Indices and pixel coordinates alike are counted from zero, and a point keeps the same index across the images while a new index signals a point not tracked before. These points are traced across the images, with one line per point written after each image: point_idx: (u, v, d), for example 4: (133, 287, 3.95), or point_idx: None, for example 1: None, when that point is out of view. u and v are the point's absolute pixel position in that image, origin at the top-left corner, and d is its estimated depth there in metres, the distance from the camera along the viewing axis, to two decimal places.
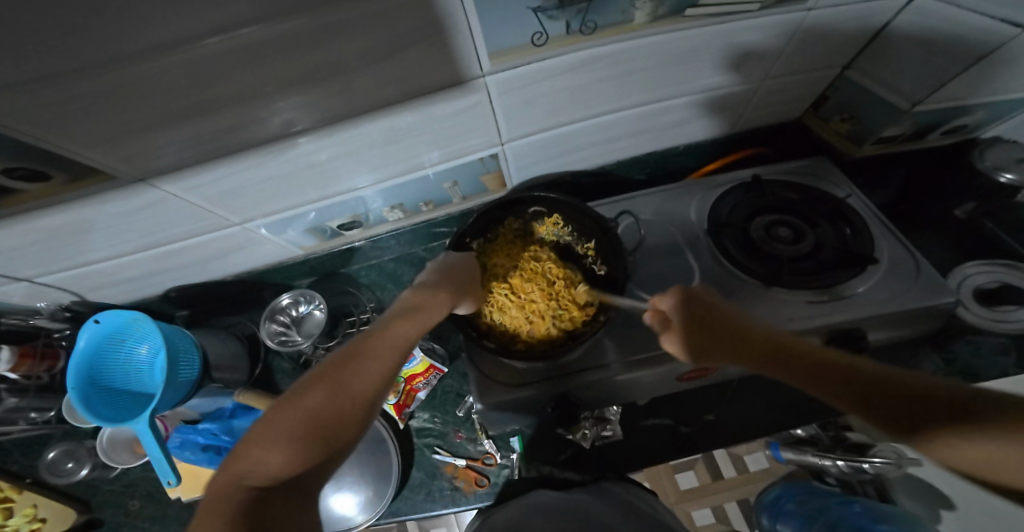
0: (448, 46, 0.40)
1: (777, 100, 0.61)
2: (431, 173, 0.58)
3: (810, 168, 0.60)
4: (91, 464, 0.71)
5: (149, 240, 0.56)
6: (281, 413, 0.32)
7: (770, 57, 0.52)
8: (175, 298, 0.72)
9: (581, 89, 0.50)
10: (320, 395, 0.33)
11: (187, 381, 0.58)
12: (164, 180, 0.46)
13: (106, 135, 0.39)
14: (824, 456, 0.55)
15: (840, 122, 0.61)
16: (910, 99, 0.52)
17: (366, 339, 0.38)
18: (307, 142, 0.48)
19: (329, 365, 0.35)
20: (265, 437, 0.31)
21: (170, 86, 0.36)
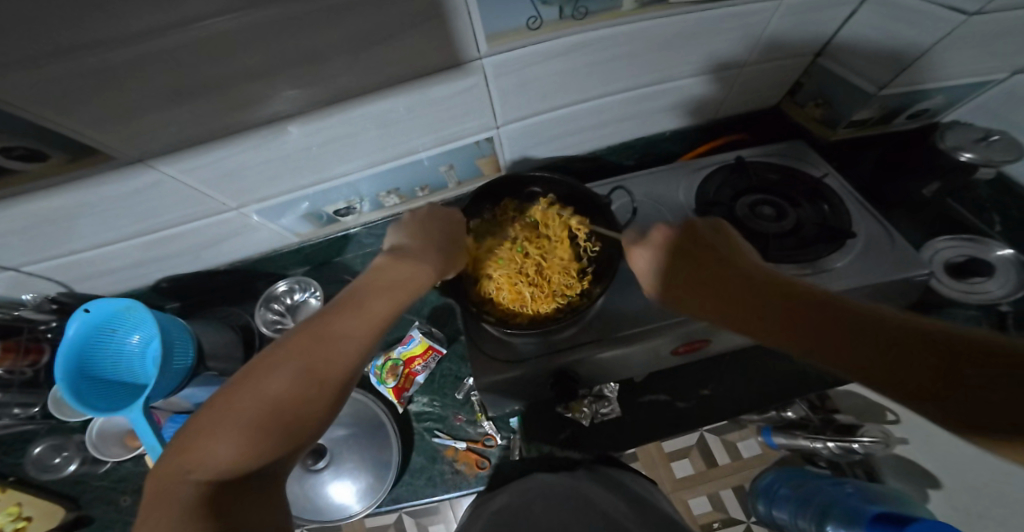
0: (445, 28, 0.41)
1: (757, 87, 0.63)
2: (426, 157, 0.60)
3: (790, 151, 0.63)
4: (80, 459, 0.70)
5: (142, 226, 0.55)
6: (234, 404, 0.30)
7: (749, 45, 0.54)
8: (166, 289, 0.71)
9: (572, 73, 0.51)
10: (279, 377, 0.31)
11: (182, 369, 0.58)
12: (162, 161, 0.46)
13: (106, 113, 0.39)
14: (815, 439, 0.62)
15: (814, 108, 0.65)
16: (877, 84, 0.56)
17: (327, 317, 0.36)
18: (305, 124, 0.48)
19: (284, 351, 0.33)
20: (215, 430, 0.28)
21: (174, 64, 0.37)
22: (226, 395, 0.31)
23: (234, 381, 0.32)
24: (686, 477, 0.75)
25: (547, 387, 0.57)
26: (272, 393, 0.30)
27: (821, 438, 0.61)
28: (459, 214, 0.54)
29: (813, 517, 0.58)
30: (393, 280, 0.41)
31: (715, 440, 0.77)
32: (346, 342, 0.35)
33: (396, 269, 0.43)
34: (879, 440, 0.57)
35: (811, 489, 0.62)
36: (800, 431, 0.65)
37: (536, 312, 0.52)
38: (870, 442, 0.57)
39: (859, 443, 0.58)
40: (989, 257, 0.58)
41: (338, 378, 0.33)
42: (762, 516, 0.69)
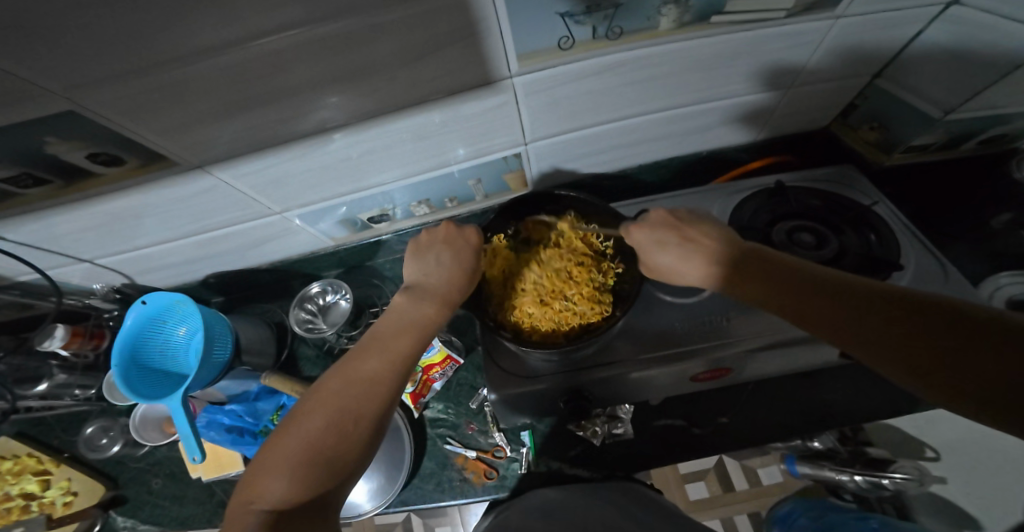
0: (480, 48, 0.43)
1: (805, 109, 0.61)
2: (456, 170, 0.61)
3: (839, 176, 0.60)
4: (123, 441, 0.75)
5: (197, 226, 0.60)
6: (276, 450, 0.34)
7: (799, 66, 0.52)
8: (214, 284, 0.76)
9: (605, 92, 0.52)
10: (313, 421, 0.35)
11: (220, 362, 0.61)
12: (218, 167, 0.50)
13: (173, 125, 0.43)
14: (841, 471, 0.58)
15: (868, 130, 0.61)
16: (944, 108, 0.52)
17: (356, 359, 0.40)
18: (343, 137, 0.51)
19: (318, 395, 0.37)
20: (263, 469, 0.32)
21: (232, 81, 0.40)
22: (280, 433, 0.35)
23: (282, 425, 0.36)
24: (702, 501, 0.71)
25: (560, 404, 0.56)
26: (305, 437, 0.34)
27: (848, 471, 0.57)
28: (473, 235, 0.54)
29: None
30: (408, 321, 0.46)
31: (734, 463, 0.72)
32: (369, 382, 0.38)
33: (416, 307, 0.47)
34: (914, 478, 0.53)
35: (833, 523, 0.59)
36: (826, 462, 0.60)
37: (542, 330, 0.52)
38: (904, 479, 0.53)
39: (891, 478, 0.54)
40: None
41: (363, 414, 0.36)
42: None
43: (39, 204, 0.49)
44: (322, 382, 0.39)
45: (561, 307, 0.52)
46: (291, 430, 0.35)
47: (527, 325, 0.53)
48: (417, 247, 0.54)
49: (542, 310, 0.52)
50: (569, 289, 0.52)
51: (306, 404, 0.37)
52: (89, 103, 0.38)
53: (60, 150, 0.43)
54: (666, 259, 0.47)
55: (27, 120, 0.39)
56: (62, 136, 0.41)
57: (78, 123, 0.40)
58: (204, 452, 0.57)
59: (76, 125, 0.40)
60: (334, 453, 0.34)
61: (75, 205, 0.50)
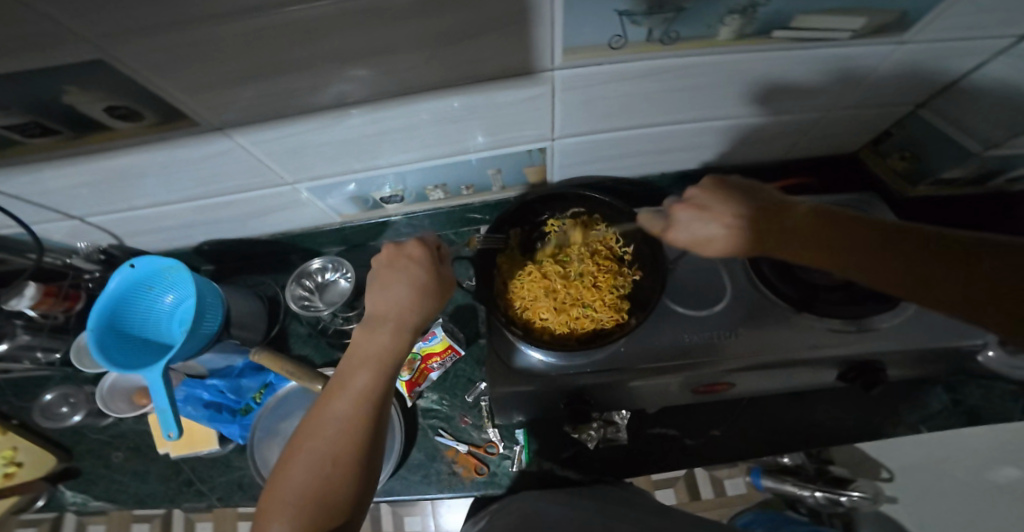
0: (530, 35, 0.41)
1: (838, 130, 0.63)
2: (473, 158, 0.61)
3: (862, 201, 0.62)
4: (84, 411, 0.70)
5: (201, 191, 0.57)
6: (269, 506, 0.33)
7: (842, 89, 0.54)
8: (207, 252, 0.72)
9: (645, 97, 0.52)
10: (296, 471, 0.34)
11: (208, 335, 0.58)
12: (239, 131, 0.48)
13: (201, 85, 0.40)
14: (804, 487, 0.59)
15: (899, 159, 0.65)
16: (985, 143, 0.54)
17: (327, 400, 0.38)
18: (358, 114, 0.49)
19: (296, 445, 0.36)
20: (263, 525, 0.32)
21: (273, 45, 0.37)
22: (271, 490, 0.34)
23: (270, 482, 0.35)
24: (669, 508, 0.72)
25: (561, 405, 0.56)
26: (293, 484, 0.33)
27: (810, 487, 0.59)
28: (434, 238, 0.49)
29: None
30: (374, 343, 0.41)
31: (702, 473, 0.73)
32: (343, 419, 0.36)
33: (376, 328, 0.42)
34: (869, 497, 0.57)
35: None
36: (791, 477, 0.61)
37: (554, 330, 0.52)
38: (859, 498, 0.57)
39: (849, 496, 0.57)
40: None
41: (346, 448, 0.35)
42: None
43: (38, 154, 0.46)
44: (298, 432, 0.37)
45: (577, 308, 0.52)
46: (274, 487, 0.34)
47: (537, 324, 0.52)
48: (378, 267, 0.46)
49: (555, 309, 0.52)
50: (587, 296, 0.53)
51: (288, 456, 0.36)
52: (121, 56, 0.35)
53: (76, 100, 0.40)
54: (684, 235, 0.42)
55: (42, 66, 0.35)
56: (82, 87, 0.38)
57: (99, 74, 0.37)
58: (181, 429, 0.53)
59: (98, 76, 0.37)
60: (324, 491, 0.33)
61: (76, 157, 0.47)
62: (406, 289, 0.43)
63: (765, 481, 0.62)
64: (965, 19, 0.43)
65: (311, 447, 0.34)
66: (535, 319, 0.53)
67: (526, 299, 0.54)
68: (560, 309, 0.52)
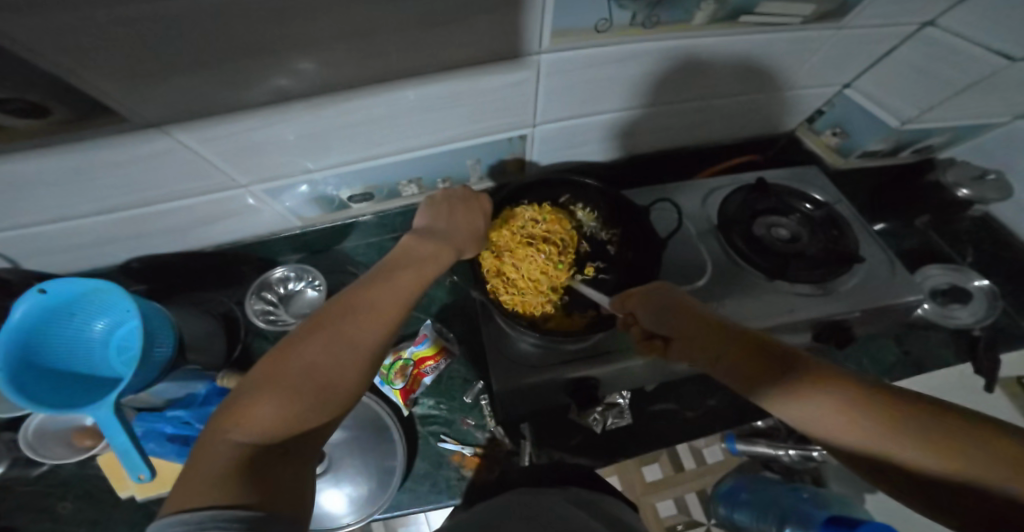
0: (519, 17, 0.39)
1: (784, 114, 0.68)
2: (444, 151, 0.57)
3: (797, 175, 0.67)
4: (9, 460, 0.60)
5: (128, 199, 0.48)
6: (273, 372, 0.30)
7: (789, 72, 0.58)
8: (138, 270, 0.62)
9: (625, 79, 0.51)
10: (315, 345, 0.31)
11: (162, 361, 0.50)
12: (182, 128, 0.40)
13: (134, 71, 0.33)
14: (778, 447, 0.68)
15: (830, 136, 0.69)
16: (902, 117, 0.61)
17: (360, 292, 0.37)
18: (312, 108, 0.43)
19: (322, 321, 0.34)
20: (258, 389, 0.28)
21: (232, 25, 0.31)
22: (276, 358, 0.31)
23: (273, 352, 0.32)
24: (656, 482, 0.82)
25: (565, 394, 0.58)
26: (308, 356, 0.31)
27: (784, 446, 0.68)
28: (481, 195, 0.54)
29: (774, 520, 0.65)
30: (417, 263, 0.42)
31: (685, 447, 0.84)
32: (376, 312, 0.35)
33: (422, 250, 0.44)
34: None
35: (769, 492, 0.70)
36: (763, 439, 0.70)
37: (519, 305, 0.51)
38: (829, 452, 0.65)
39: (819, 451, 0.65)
40: (969, 285, 0.66)
41: (369, 343, 0.33)
42: (723, 518, 0.78)
43: None
44: (323, 310, 0.35)
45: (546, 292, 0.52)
46: (285, 356, 0.31)
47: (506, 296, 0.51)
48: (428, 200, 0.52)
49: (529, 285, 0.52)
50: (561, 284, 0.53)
51: (305, 330, 0.33)
52: (25, 38, 0.27)
53: None
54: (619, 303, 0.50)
55: None
56: None
57: None
58: (151, 469, 0.48)
59: None
60: (335, 378, 0.30)
61: None
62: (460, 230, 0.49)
63: (739, 445, 0.69)
64: (888, 7, 0.48)
65: (339, 327, 0.33)
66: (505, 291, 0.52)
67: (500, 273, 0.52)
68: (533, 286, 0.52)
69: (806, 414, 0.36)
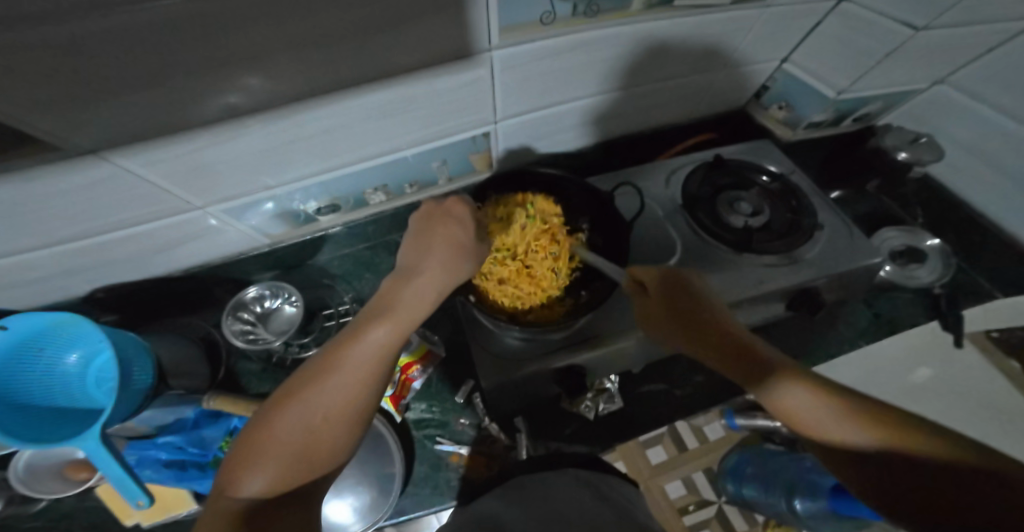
0: (464, 17, 0.40)
1: (731, 91, 0.70)
2: (411, 155, 0.57)
3: (757, 150, 0.69)
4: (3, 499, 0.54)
5: (77, 229, 0.46)
6: (257, 444, 0.29)
7: (730, 51, 0.61)
8: (104, 300, 0.61)
9: (577, 69, 0.53)
10: (291, 416, 0.30)
11: (143, 389, 0.49)
12: (121, 153, 0.40)
13: (65, 95, 0.32)
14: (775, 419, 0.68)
15: (778, 110, 0.72)
16: (836, 88, 0.63)
17: (339, 345, 0.33)
18: (264, 124, 0.43)
19: (299, 385, 0.31)
20: (239, 468, 0.28)
21: (165, 41, 0.31)
22: (260, 424, 0.30)
23: (258, 417, 0.31)
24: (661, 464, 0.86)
25: (555, 384, 0.59)
26: (288, 430, 0.30)
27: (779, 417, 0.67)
28: (467, 202, 0.43)
29: (782, 493, 0.68)
30: (404, 299, 0.36)
31: (685, 427, 0.86)
32: (353, 376, 0.32)
33: (410, 283, 0.37)
34: None
35: (777, 463, 0.71)
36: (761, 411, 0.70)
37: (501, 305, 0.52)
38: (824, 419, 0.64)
39: None
40: (922, 245, 0.70)
41: (348, 410, 0.31)
42: (732, 493, 0.80)
43: None
44: (306, 362, 0.33)
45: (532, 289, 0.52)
46: (268, 422, 0.30)
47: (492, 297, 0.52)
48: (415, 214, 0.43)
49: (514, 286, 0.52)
50: (544, 281, 0.52)
51: (286, 394, 0.31)
52: None
53: None
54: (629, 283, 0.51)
55: None
56: None
57: None
58: (150, 494, 0.47)
59: None
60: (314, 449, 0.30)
61: None
62: (450, 242, 0.39)
63: (739, 420, 0.70)
64: None
65: (315, 395, 0.31)
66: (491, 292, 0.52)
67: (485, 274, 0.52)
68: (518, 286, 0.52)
69: (802, 407, 0.35)
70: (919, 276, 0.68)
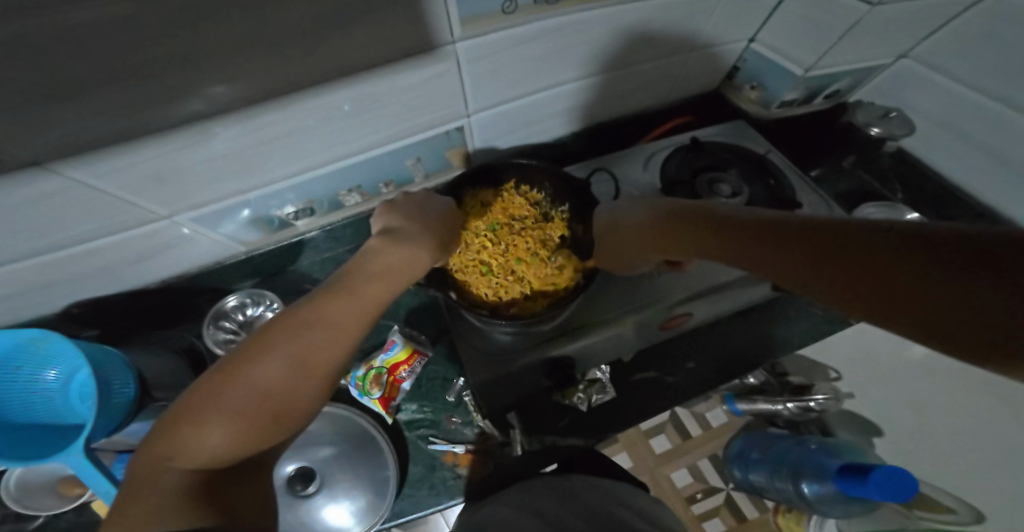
0: (421, 8, 0.40)
1: (702, 73, 0.70)
2: (385, 152, 0.57)
3: (733, 131, 0.69)
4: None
5: (42, 243, 0.46)
6: (221, 392, 0.28)
7: (696, 33, 0.60)
8: (83, 315, 0.60)
9: (544, 58, 0.53)
10: (265, 367, 0.30)
11: (126, 402, 0.49)
12: (70, 165, 0.39)
13: (10, 101, 0.32)
14: (775, 401, 0.68)
15: (751, 90, 0.73)
16: (805, 65, 0.63)
17: (318, 303, 0.34)
18: (225, 131, 0.44)
19: (274, 336, 0.31)
20: (204, 413, 0.27)
21: (108, 42, 0.31)
22: (223, 373, 0.29)
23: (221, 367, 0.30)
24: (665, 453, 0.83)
25: (544, 377, 0.58)
26: (260, 380, 0.29)
27: (781, 401, 0.67)
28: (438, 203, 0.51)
29: (788, 477, 0.67)
30: (382, 271, 0.40)
31: (686, 413, 0.85)
32: (335, 333, 0.33)
33: (389, 258, 0.41)
34: (832, 397, 0.65)
35: (780, 448, 0.71)
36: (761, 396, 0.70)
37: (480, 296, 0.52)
38: (826, 400, 0.65)
39: (816, 400, 0.65)
40: (903, 219, 0.68)
41: (325, 367, 0.32)
42: (740, 480, 0.79)
43: None
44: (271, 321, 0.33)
45: (511, 284, 0.53)
46: (223, 383, 0.29)
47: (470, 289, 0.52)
48: (386, 207, 0.49)
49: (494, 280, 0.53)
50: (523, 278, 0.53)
51: (257, 345, 0.31)
52: None
53: None
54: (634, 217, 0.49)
55: None
56: None
57: None
58: None
59: None
60: (289, 401, 0.30)
61: None
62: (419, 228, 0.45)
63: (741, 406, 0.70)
64: None
65: (292, 347, 0.31)
66: (470, 284, 0.52)
67: (464, 267, 0.53)
68: (498, 281, 0.53)
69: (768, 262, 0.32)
70: None
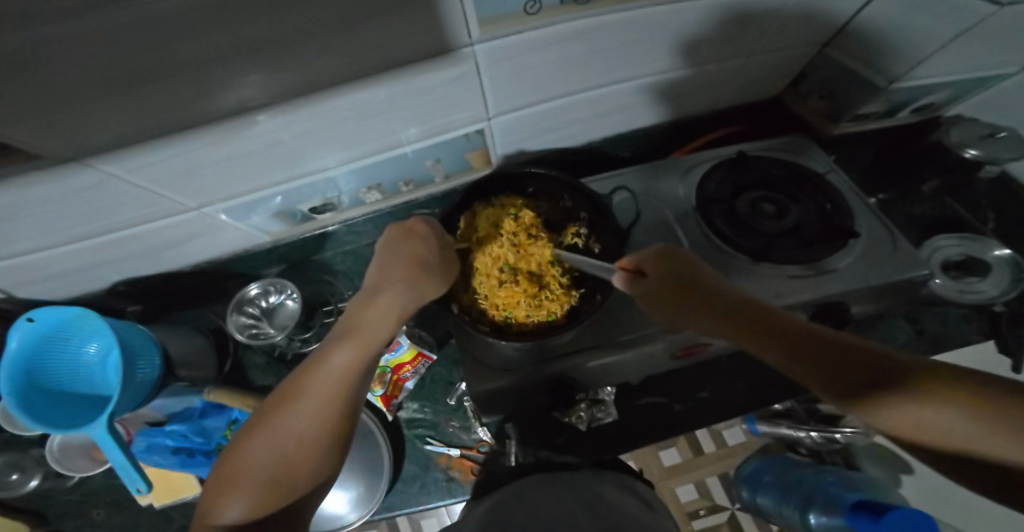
0: (435, 11, 0.36)
1: (764, 77, 0.62)
2: (408, 152, 0.55)
3: (792, 145, 0.61)
4: (41, 474, 0.64)
5: (87, 229, 0.49)
6: (230, 468, 0.31)
7: (756, 37, 0.52)
8: (126, 292, 0.65)
9: (575, 61, 0.48)
10: (264, 441, 0.31)
11: (150, 380, 0.53)
12: (103, 160, 0.40)
13: (33, 106, 0.33)
14: (799, 428, 0.68)
15: (818, 100, 0.64)
16: (889, 77, 0.54)
17: (305, 370, 0.35)
18: (266, 119, 0.43)
19: (269, 412, 0.33)
20: (220, 490, 0.29)
21: (118, 49, 0.31)
22: (240, 448, 0.32)
23: (235, 443, 0.33)
24: (674, 467, 0.81)
25: (545, 394, 0.56)
26: (262, 453, 0.31)
27: (805, 428, 0.67)
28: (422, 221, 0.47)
29: (796, 504, 0.65)
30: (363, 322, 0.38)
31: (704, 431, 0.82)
32: (321, 402, 0.33)
33: (368, 311, 0.39)
34: (861, 431, 0.63)
35: (795, 478, 0.68)
36: (785, 420, 0.70)
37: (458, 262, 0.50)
38: (853, 433, 0.64)
39: (842, 433, 0.64)
40: (988, 256, 0.58)
41: (320, 435, 0.33)
42: (746, 501, 0.76)
43: None
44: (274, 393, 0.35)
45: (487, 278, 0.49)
46: (238, 452, 0.32)
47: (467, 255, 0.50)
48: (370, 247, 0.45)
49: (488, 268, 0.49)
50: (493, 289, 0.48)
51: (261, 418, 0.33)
52: None
53: None
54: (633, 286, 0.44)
55: None
56: None
57: None
58: (150, 481, 0.50)
59: None
60: (289, 473, 0.31)
61: None
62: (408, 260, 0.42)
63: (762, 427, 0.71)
64: None
65: (283, 422, 0.32)
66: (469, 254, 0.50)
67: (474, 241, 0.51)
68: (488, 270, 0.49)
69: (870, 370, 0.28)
70: (982, 290, 0.57)
